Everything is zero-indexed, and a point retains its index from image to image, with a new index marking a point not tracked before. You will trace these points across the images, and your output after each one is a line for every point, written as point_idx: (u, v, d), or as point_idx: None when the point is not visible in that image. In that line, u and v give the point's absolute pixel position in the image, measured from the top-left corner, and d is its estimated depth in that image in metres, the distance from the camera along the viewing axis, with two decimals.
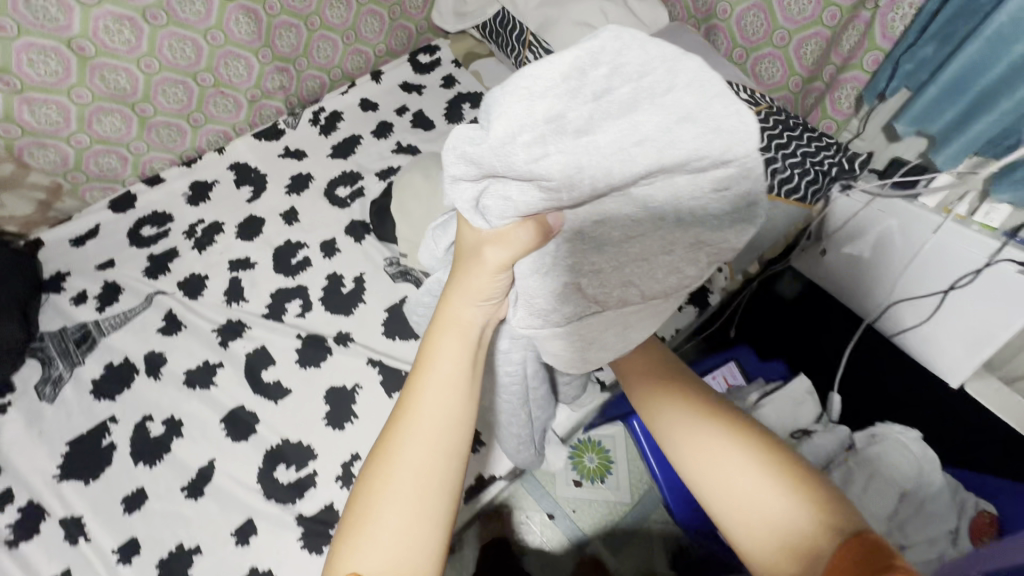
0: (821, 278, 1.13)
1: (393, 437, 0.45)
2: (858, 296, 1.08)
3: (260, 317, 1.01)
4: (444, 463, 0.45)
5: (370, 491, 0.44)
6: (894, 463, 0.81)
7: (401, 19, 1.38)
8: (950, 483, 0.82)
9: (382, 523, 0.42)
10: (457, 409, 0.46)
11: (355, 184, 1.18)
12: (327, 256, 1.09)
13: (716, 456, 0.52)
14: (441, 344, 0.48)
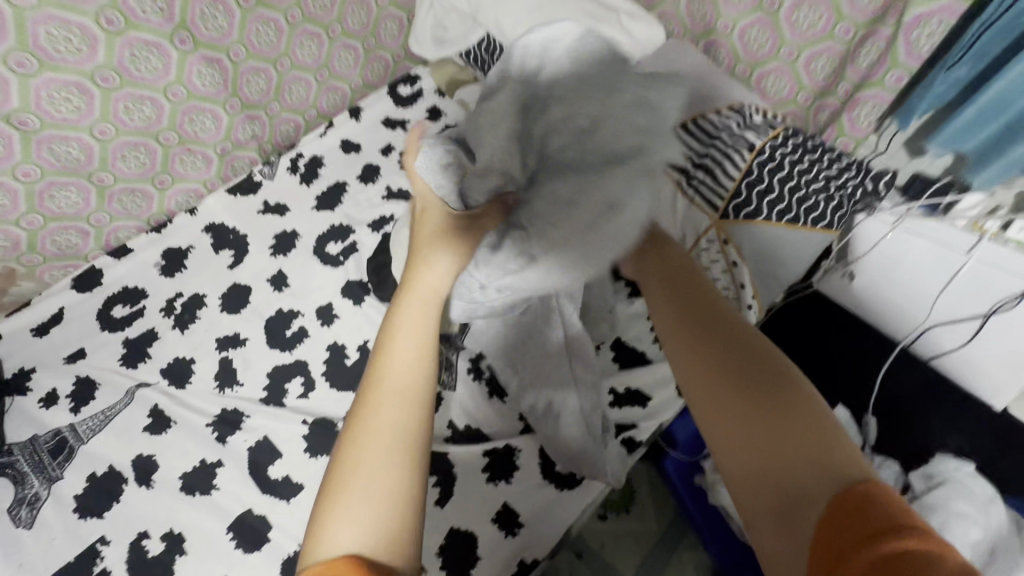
0: (848, 298, 1.09)
1: (366, 405, 0.44)
2: (887, 316, 1.05)
3: (258, 402, 0.92)
4: (414, 420, 0.43)
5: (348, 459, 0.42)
6: (960, 506, 0.76)
7: (376, 50, 1.29)
8: (1013, 519, 0.80)
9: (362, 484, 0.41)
10: (421, 370, 0.45)
11: (347, 239, 1.10)
12: (325, 324, 1.00)
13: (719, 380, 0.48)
14: (405, 308, 0.48)
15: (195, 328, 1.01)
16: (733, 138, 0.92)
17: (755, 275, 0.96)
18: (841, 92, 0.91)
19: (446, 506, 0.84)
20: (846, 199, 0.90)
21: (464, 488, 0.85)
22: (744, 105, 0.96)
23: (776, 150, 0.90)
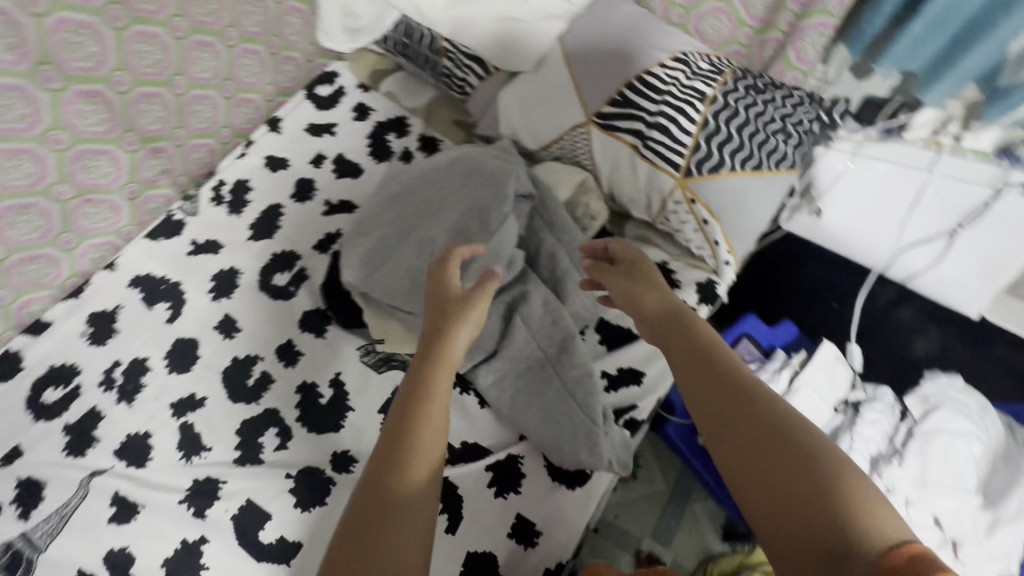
0: (815, 234, 1.08)
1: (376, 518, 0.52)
2: (856, 246, 1.04)
3: (233, 465, 0.84)
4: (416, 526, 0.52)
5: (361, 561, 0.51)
6: (958, 429, 0.80)
7: (283, 51, 1.16)
8: (1006, 422, 0.83)
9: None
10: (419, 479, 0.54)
11: (294, 266, 1.00)
12: (289, 364, 0.92)
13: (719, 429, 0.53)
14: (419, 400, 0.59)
15: (143, 396, 0.91)
16: (683, 91, 0.87)
17: (728, 230, 0.91)
18: (785, 24, 0.84)
19: (458, 530, 0.79)
20: (805, 135, 0.87)
21: (472, 511, 0.80)
22: (686, 52, 0.89)
23: (730, 96, 0.86)
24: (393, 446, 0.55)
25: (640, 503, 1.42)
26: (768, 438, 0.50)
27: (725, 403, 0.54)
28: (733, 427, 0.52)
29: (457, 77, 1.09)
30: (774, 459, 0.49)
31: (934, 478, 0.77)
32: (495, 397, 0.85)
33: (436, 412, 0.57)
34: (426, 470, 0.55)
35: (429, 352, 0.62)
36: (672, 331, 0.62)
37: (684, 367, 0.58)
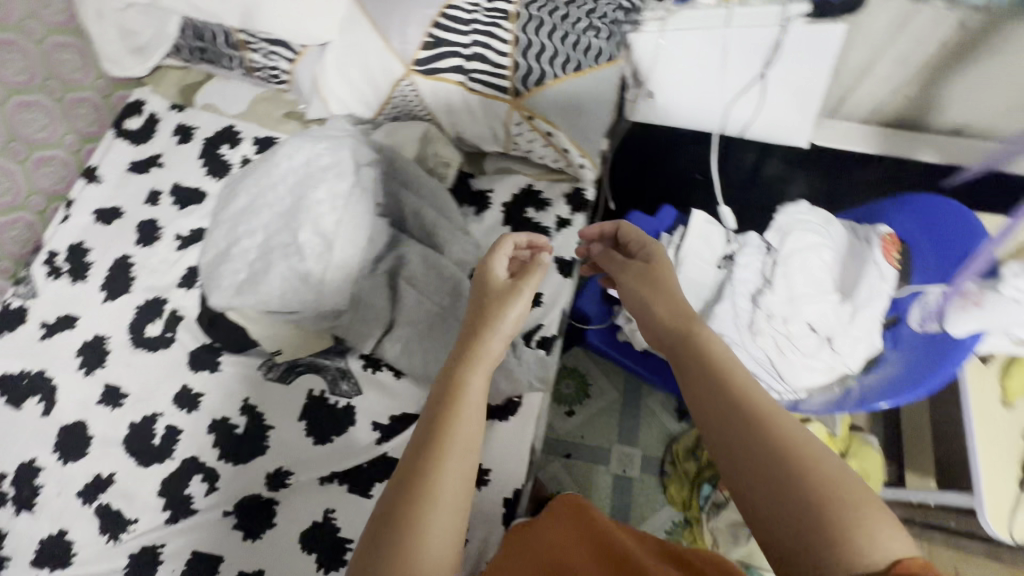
0: (651, 118, 1.10)
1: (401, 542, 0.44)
2: (689, 117, 1.07)
3: (166, 525, 0.80)
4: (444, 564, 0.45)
5: None
6: (811, 243, 0.86)
7: (69, 92, 1.05)
8: (849, 226, 0.89)
9: None
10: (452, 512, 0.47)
11: (163, 312, 0.94)
12: (191, 409, 0.87)
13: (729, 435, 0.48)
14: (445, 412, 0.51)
15: (45, 498, 0.84)
16: (489, 14, 0.87)
17: (573, 136, 0.94)
18: None
19: None
20: (612, 25, 0.88)
21: None
22: None
23: (532, 9, 0.86)
24: (400, 497, 0.46)
25: (600, 415, 1.51)
26: (810, 484, 0.43)
27: (757, 441, 0.46)
28: (763, 473, 0.44)
29: (267, 65, 1.03)
30: (812, 514, 0.42)
31: (800, 294, 0.83)
32: (407, 365, 0.86)
33: (452, 459, 0.48)
34: (441, 524, 0.46)
35: (451, 379, 0.54)
36: (684, 345, 0.55)
37: (702, 386, 0.51)
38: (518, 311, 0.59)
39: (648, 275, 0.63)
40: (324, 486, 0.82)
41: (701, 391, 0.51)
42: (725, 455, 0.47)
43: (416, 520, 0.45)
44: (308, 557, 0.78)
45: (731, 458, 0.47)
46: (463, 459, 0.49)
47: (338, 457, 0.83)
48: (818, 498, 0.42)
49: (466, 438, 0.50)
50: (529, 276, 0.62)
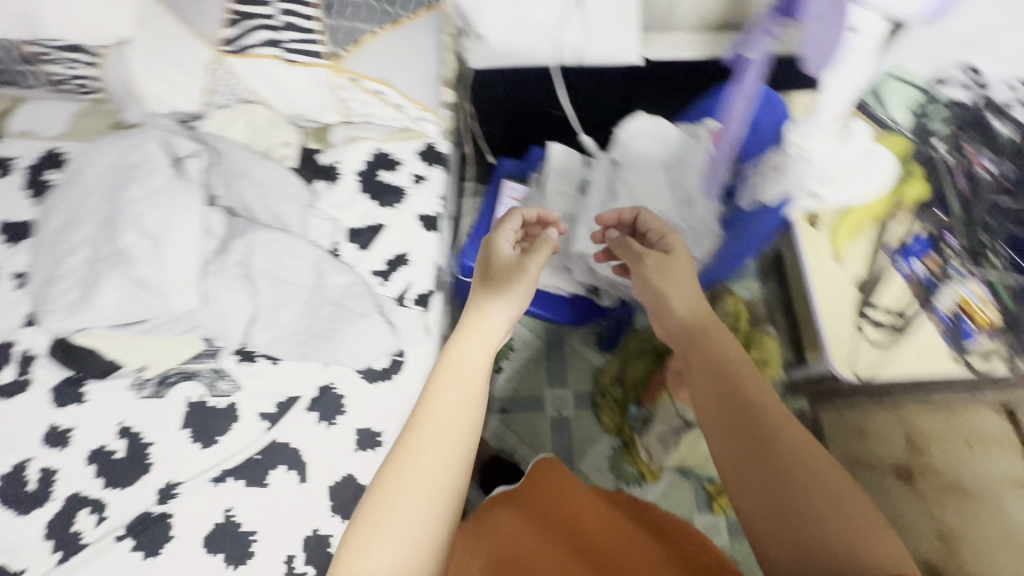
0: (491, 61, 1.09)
1: (392, 484, 0.55)
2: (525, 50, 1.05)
3: (56, 567, 0.77)
4: (430, 512, 0.54)
5: (367, 532, 0.53)
6: (648, 153, 0.91)
7: None
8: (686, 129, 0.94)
9: (376, 557, 0.52)
10: (441, 478, 0.56)
11: (12, 354, 0.87)
12: (64, 445, 0.82)
13: (740, 429, 0.55)
14: (440, 395, 0.61)
15: None
16: None
17: (403, 90, 0.93)
18: None
19: (310, 476, 0.81)
20: None
21: (315, 453, 0.82)
22: None
23: None
24: (399, 457, 0.57)
25: (525, 365, 1.56)
26: (807, 485, 0.49)
27: (767, 443, 0.52)
28: (768, 473, 0.51)
29: (74, 75, 0.96)
30: (798, 500, 0.49)
31: None
32: (281, 349, 0.85)
33: (427, 449, 0.57)
34: (427, 483, 0.56)
35: (448, 367, 0.63)
36: (704, 345, 0.64)
37: (711, 386, 0.59)
38: (507, 307, 0.69)
39: (665, 266, 0.72)
40: (217, 484, 0.80)
41: (706, 386, 0.60)
42: (738, 459, 0.53)
43: (406, 475, 0.56)
44: (213, 559, 0.77)
45: (728, 447, 0.55)
46: (440, 438, 0.58)
47: (226, 454, 0.81)
48: (813, 501, 0.48)
49: (446, 424, 0.59)
50: (539, 252, 0.74)
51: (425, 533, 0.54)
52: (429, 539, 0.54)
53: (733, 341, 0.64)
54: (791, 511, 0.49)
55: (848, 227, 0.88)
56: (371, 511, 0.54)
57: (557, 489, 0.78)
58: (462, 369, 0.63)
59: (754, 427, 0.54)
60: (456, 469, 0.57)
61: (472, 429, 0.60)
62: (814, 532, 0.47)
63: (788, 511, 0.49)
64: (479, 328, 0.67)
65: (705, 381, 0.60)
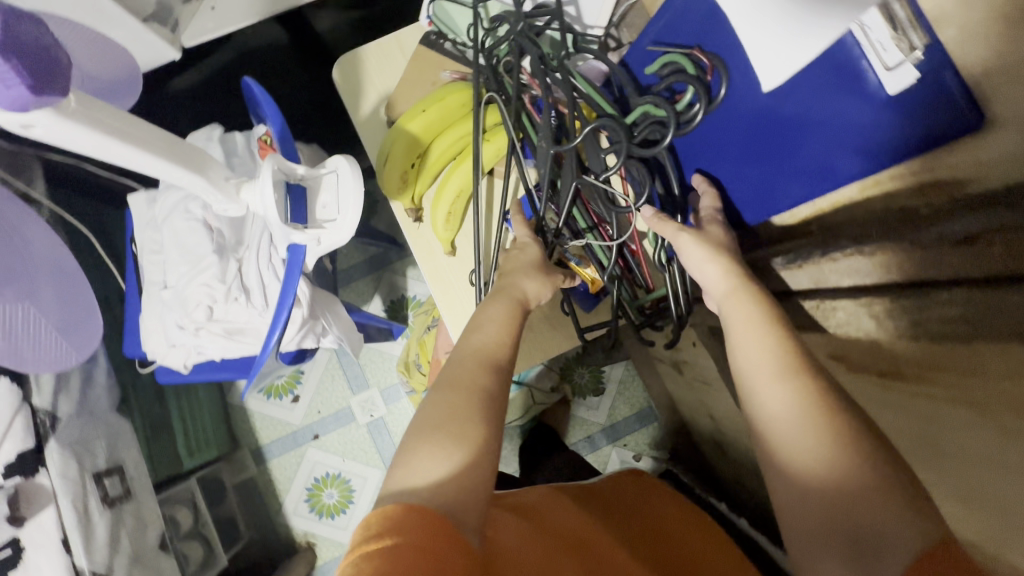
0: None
1: (451, 390, 0.52)
2: None
3: None
4: (479, 418, 0.51)
5: (428, 425, 0.50)
6: (176, 203, 0.70)
7: None
8: (246, 147, 0.74)
9: (429, 467, 0.47)
10: (483, 384, 0.53)
11: None
12: None
13: (767, 378, 0.46)
14: (489, 317, 0.59)
15: None
16: None
17: None
18: None
19: None
20: None
21: None
22: None
23: None
24: (459, 365, 0.55)
25: (324, 380, 1.49)
26: (834, 445, 0.41)
27: (781, 360, 0.46)
28: (790, 403, 0.43)
29: None
30: (818, 466, 0.41)
31: (181, 270, 0.68)
32: None
33: (481, 366, 0.55)
34: (475, 381, 0.53)
35: (504, 299, 0.60)
36: (736, 297, 0.51)
37: (745, 308, 0.50)
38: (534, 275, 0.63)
39: (705, 235, 0.55)
40: None
41: (738, 324, 0.50)
42: (749, 376, 0.47)
43: (461, 387, 0.53)
44: None
45: (753, 394, 0.46)
46: (488, 358, 0.56)
47: None
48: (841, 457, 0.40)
49: (495, 348, 0.57)
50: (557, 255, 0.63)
51: (480, 431, 0.50)
52: (491, 445, 0.50)
53: (757, 292, 0.51)
54: (788, 429, 0.43)
55: (442, 215, 0.70)
56: (436, 421, 0.50)
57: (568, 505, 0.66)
58: (513, 308, 0.60)
59: (795, 371, 0.45)
60: (499, 388, 0.54)
61: (505, 353, 0.57)
62: (840, 499, 0.40)
63: (795, 443, 0.42)
64: (514, 281, 0.62)
65: (737, 326, 0.50)
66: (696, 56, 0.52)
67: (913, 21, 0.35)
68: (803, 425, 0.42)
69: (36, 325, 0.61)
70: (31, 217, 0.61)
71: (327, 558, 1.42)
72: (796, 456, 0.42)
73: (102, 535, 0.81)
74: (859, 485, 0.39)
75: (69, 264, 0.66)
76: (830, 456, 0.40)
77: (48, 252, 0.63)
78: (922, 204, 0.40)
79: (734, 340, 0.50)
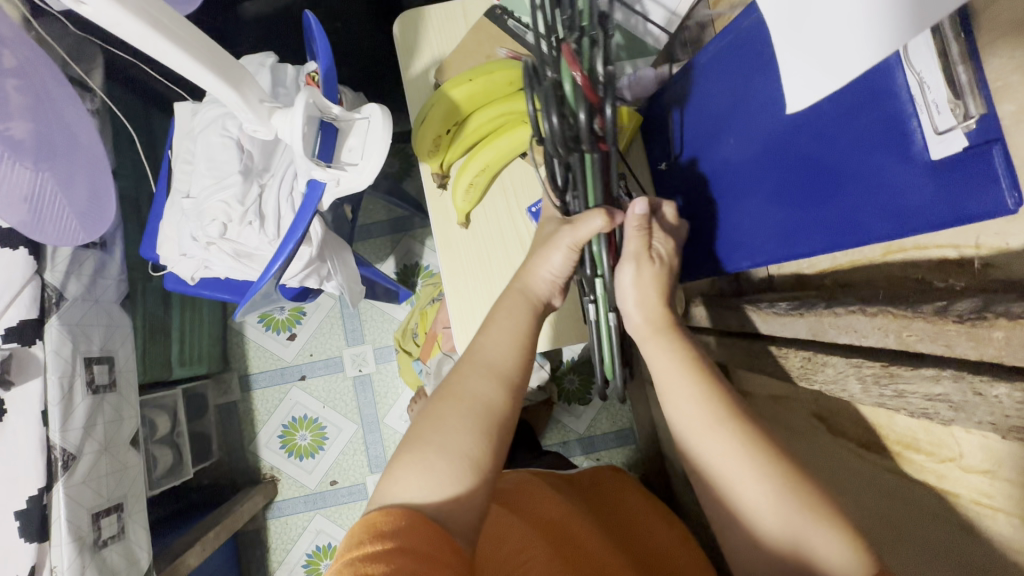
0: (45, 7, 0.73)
1: (445, 403, 0.52)
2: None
3: None
4: (473, 432, 0.51)
5: (420, 438, 0.50)
6: (215, 120, 0.72)
7: None
8: (294, 79, 0.75)
9: (416, 486, 0.48)
10: (485, 393, 0.53)
11: None
12: None
13: (696, 423, 0.47)
14: (498, 323, 0.58)
15: None
16: None
17: None
18: None
19: None
20: None
21: None
22: None
23: None
24: (457, 376, 0.55)
25: (323, 326, 1.51)
26: (761, 491, 0.43)
27: (715, 410, 0.46)
28: (726, 456, 0.45)
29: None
30: (759, 513, 0.43)
31: (207, 181, 0.70)
32: None
33: (484, 379, 0.54)
34: (471, 392, 0.53)
35: (515, 309, 0.59)
36: (656, 342, 0.53)
37: (665, 351, 0.51)
38: (559, 256, 0.56)
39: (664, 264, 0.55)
40: None
41: (660, 365, 0.51)
42: (682, 423, 0.48)
43: (458, 401, 0.52)
44: None
45: (693, 448, 0.47)
46: (493, 368, 0.55)
47: None
48: (776, 507, 0.42)
49: (499, 358, 0.56)
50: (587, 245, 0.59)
51: (473, 445, 0.50)
52: (482, 461, 0.50)
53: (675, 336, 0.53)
54: (730, 476, 0.45)
55: (464, 185, 0.70)
56: (430, 432, 0.51)
57: (539, 488, 0.76)
58: (527, 319, 0.58)
59: (731, 414, 0.46)
60: (506, 401, 0.54)
61: (512, 363, 0.56)
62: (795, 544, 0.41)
63: (736, 493, 0.44)
64: (525, 277, 0.60)
65: (661, 362, 0.51)
66: (569, 49, 0.39)
67: (974, 88, 0.33)
68: (740, 476, 0.44)
69: (42, 199, 0.63)
70: (65, 87, 0.62)
71: (286, 495, 1.46)
72: (747, 509, 0.44)
73: (79, 417, 0.84)
74: (812, 531, 0.41)
75: (86, 131, 0.65)
76: (773, 503, 0.42)
77: (73, 117, 0.63)
78: (943, 280, 0.39)
79: (662, 383, 0.50)
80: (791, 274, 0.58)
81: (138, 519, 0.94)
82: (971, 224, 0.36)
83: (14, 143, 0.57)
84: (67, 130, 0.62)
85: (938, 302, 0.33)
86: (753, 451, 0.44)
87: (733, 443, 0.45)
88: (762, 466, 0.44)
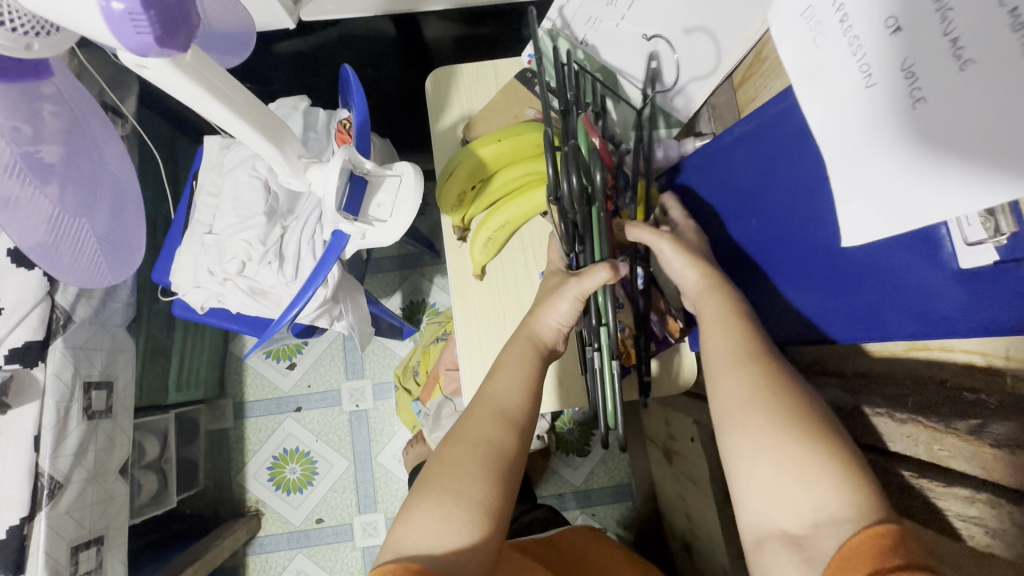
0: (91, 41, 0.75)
1: (454, 448, 0.51)
2: None
3: None
4: (484, 475, 0.49)
5: (431, 484, 0.49)
6: (246, 160, 0.73)
7: None
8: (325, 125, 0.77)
9: (427, 539, 0.47)
10: (495, 433, 0.52)
11: None
12: None
13: (729, 358, 0.47)
14: (507, 363, 0.58)
15: None
16: None
17: None
18: None
19: None
20: None
21: None
22: None
23: None
24: (469, 415, 0.54)
25: (324, 357, 1.50)
26: (763, 424, 0.41)
27: (744, 351, 0.47)
28: (745, 389, 0.44)
29: None
30: (759, 442, 0.41)
31: (231, 218, 0.71)
32: None
33: (495, 418, 0.53)
34: (484, 431, 0.52)
35: (523, 353, 0.59)
36: (710, 296, 0.54)
37: (714, 304, 0.53)
38: (566, 305, 0.57)
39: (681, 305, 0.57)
40: None
41: (709, 317, 0.52)
42: (710, 363, 0.48)
43: (470, 440, 0.52)
44: None
45: (718, 388, 0.46)
46: (505, 409, 0.54)
47: None
48: (768, 444, 0.40)
49: (511, 402, 0.55)
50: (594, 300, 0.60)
51: (483, 489, 0.49)
52: (493, 506, 0.49)
53: (723, 295, 0.53)
54: (737, 409, 0.43)
55: (482, 239, 0.71)
56: (443, 473, 0.50)
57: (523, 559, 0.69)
58: (534, 363, 0.58)
59: (760, 360, 0.46)
60: (516, 443, 0.53)
61: (524, 407, 0.55)
62: (789, 485, 0.39)
63: (737, 429, 0.43)
64: (531, 322, 0.60)
65: (710, 308, 0.52)
66: (589, 120, 0.51)
67: (1007, 209, 0.33)
68: (750, 408, 0.43)
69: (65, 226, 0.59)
70: (106, 125, 0.62)
71: (269, 532, 1.41)
72: (748, 441, 0.41)
73: (72, 443, 0.83)
74: (805, 478, 0.38)
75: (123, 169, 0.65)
76: (775, 435, 0.40)
77: (114, 153, 0.64)
78: (967, 388, 0.39)
79: (708, 337, 0.50)
80: (808, 355, 0.58)
81: (117, 553, 0.91)
82: (1001, 336, 0.36)
83: (44, 167, 0.56)
84: (103, 163, 0.62)
85: (970, 419, 0.35)
86: (769, 393, 0.43)
87: (754, 381, 0.44)
88: (776, 403, 0.42)
